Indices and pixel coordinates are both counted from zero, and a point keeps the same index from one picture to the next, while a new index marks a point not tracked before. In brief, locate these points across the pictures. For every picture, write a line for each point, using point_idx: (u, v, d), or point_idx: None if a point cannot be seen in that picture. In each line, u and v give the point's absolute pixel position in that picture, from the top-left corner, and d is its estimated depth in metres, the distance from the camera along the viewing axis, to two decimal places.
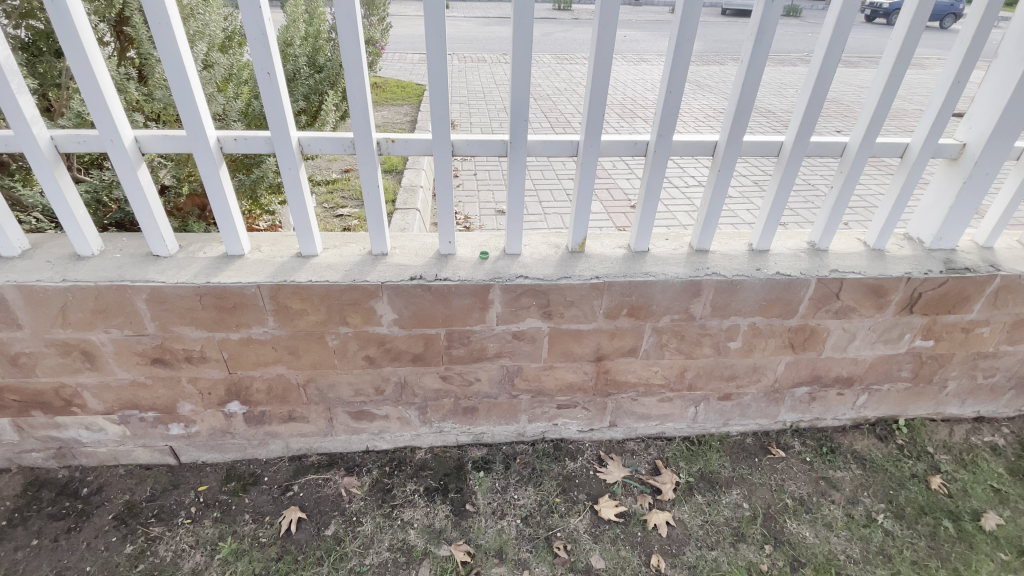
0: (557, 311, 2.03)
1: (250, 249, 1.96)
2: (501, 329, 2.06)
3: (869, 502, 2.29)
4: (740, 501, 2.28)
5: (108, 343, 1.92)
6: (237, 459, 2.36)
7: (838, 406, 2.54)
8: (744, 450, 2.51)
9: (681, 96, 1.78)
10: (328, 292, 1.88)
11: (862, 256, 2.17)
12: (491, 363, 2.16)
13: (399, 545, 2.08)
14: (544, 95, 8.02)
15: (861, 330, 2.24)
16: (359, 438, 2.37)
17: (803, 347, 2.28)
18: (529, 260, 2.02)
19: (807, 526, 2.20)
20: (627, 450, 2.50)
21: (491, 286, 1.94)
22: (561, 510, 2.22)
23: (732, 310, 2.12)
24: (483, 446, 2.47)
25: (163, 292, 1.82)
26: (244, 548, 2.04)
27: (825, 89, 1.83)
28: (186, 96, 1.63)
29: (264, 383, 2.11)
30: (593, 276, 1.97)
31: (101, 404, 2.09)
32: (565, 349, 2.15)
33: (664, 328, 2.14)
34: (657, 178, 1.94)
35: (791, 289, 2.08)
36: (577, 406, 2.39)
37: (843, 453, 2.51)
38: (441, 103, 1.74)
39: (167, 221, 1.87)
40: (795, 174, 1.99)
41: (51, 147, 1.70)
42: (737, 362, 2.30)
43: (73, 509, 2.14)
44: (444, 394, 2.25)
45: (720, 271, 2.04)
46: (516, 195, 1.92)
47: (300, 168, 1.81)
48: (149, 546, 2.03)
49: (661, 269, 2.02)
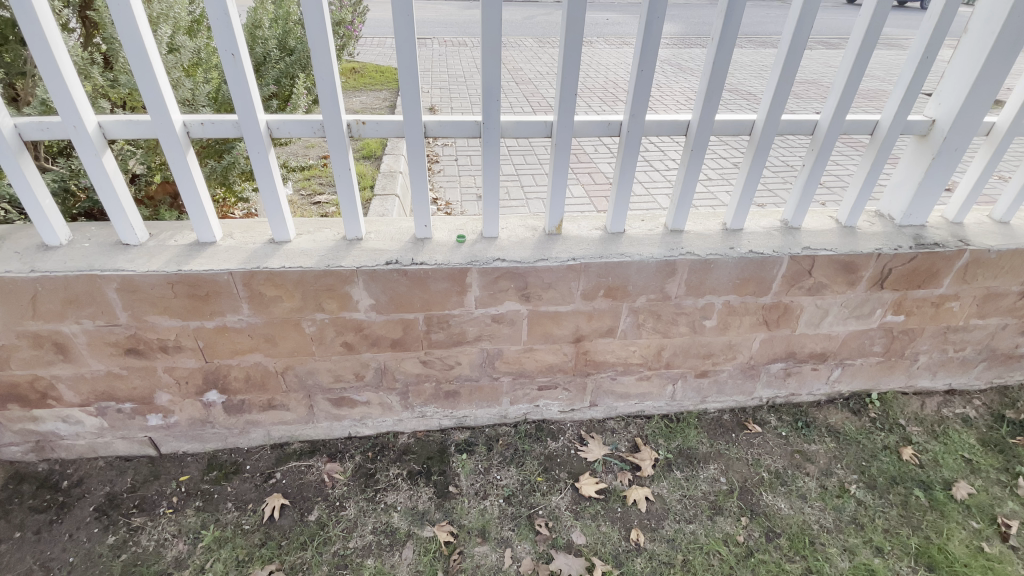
0: (535, 293, 2.04)
1: (222, 237, 1.94)
2: (480, 312, 2.06)
3: (842, 473, 2.36)
4: (717, 476, 2.33)
5: (80, 334, 1.89)
6: (219, 448, 2.35)
7: (813, 381, 2.60)
8: (722, 427, 2.56)
9: (653, 75, 1.78)
10: (304, 278, 1.87)
11: (834, 233, 2.20)
12: (471, 346, 2.17)
13: (383, 527, 2.10)
14: (526, 78, 7.94)
15: (833, 306, 2.29)
16: (341, 424, 2.37)
17: (777, 324, 2.32)
18: (506, 243, 2.02)
19: (782, 498, 2.26)
20: (607, 429, 2.54)
21: (468, 269, 1.94)
22: (542, 489, 2.26)
23: (707, 288, 2.14)
24: (466, 429, 2.49)
25: (134, 281, 1.80)
26: (227, 536, 2.05)
27: (796, 67, 1.83)
28: (148, 80, 1.59)
29: (242, 371, 2.10)
30: (569, 258, 1.98)
31: (77, 397, 2.07)
32: (544, 331, 2.17)
33: (641, 308, 2.16)
34: (632, 159, 1.94)
35: (764, 267, 2.11)
36: (557, 387, 2.41)
37: (817, 427, 2.57)
38: (412, 85, 1.71)
39: (136, 209, 1.84)
40: (768, 152, 2.01)
41: (14, 135, 1.66)
42: (713, 340, 2.33)
43: (53, 502, 2.12)
44: (425, 378, 2.25)
45: (695, 250, 2.06)
46: (491, 178, 1.91)
47: (270, 152, 1.79)
48: (131, 536, 2.03)
49: (637, 250, 2.04)
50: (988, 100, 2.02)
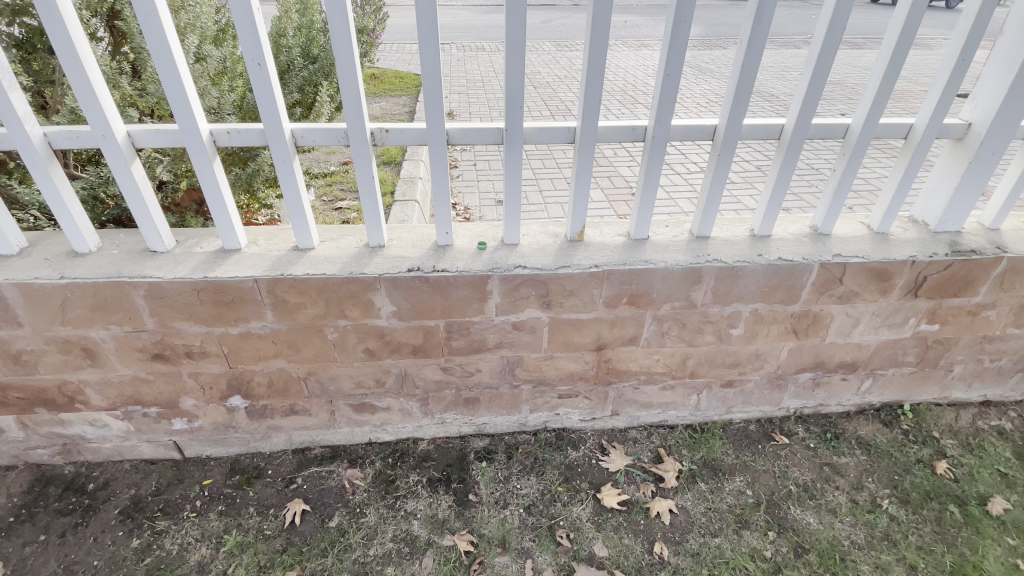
0: (556, 301, 2.02)
1: (247, 244, 1.95)
2: (501, 319, 2.04)
3: (874, 487, 2.28)
4: (743, 489, 2.28)
5: (108, 339, 1.92)
6: (241, 453, 2.37)
7: (842, 392, 2.53)
8: (747, 437, 2.50)
9: (679, 79, 1.74)
10: (326, 285, 1.87)
11: (866, 240, 2.14)
12: (492, 354, 2.15)
13: (403, 535, 2.09)
14: (544, 82, 7.94)
15: (865, 315, 2.22)
16: (361, 430, 2.38)
17: (806, 333, 2.25)
18: (528, 250, 2.00)
19: (811, 512, 2.19)
20: (629, 439, 2.50)
21: (489, 276, 1.92)
22: (563, 499, 2.22)
23: (733, 296, 2.09)
24: (486, 436, 2.47)
25: (161, 288, 1.82)
26: (249, 541, 2.06)
27: (827, 70, 1.79)
28: (176, 89, 1.61)
29: (265, 377, 2.12)
30: (592, 265, 1.95)
31: (104, 401, 2.10)
32: (565, 338, 2.14)
33: (665, 316, 2.12)
34: (656, 165, 1.91)
35: (793, 275, 2.06)
36: (578, 396, 2.38)
37: (847, 439, 2.49)
38: (435, 92, 1.70)
39: (163, 217, 1.86)
40: (797, 157, 1.96)
41: (45, 144, 1.68)
42: (739, 349, 2.28)
43: (81, 504, 2.16)
44: (445, 385, 2.24)
45: (721, 257, 2.01)
46: (513, 184, 1.89)
47: (294, 160, 1.79)
48: (155, 539, 2.05)
49: (661, 257, 2.00)
50: None
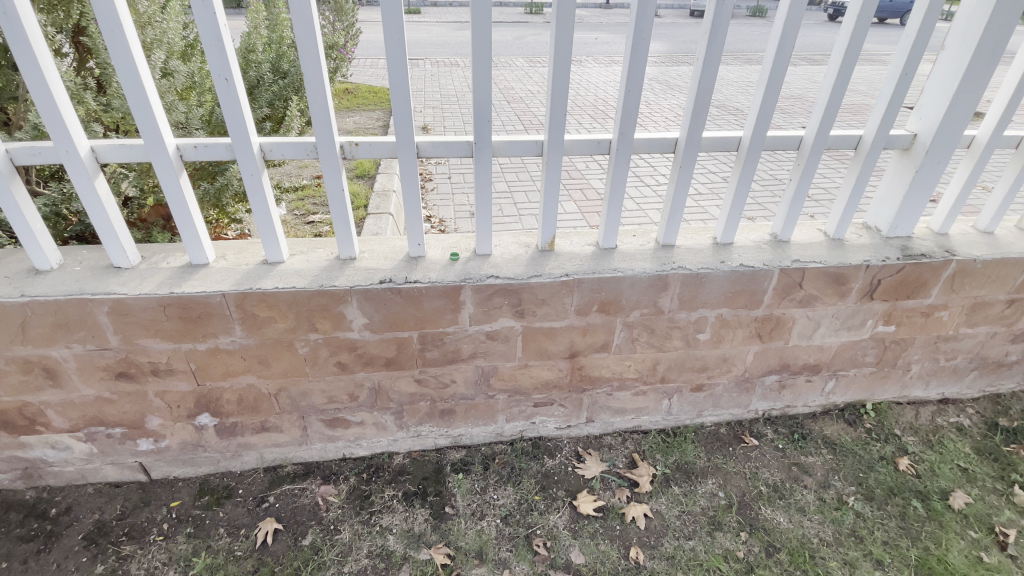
0: (529, 309, 2.05)
1: (215, 258, 1.93)
2: (474, 329, 2.06)
3: (840, 485, 2.36)
4: (715, 491, 2.32)
5: (70, 358, 1.87)
6: (210, 473, 2.32)
7: (808, 393, 2.61)
8: (719, 440, 2.56)
9: (640, 94, 1.82)
10: (296, 298, 1.86)
11: (824, 246, 2.23)
12: (466, 364, 2.16)
13: (378, 551, 2.06)
14: (518, 97, 8.08)
15: (825, 318, 2.31)
16: (335, 445, 2.35)
17: (770, 336, 2.33)
18: (499, 260, 2.03)
19: (781, 511, 2.25)
20: (604, 445, 2.53)
21: (461, 286, 1.94)
22: (540, 507, 2.23)
23: (699, 302, 2.16)
24: (462, 448, 2.47)
25: (125, 304, 1.78)
26: (219, 563, 2.00)
27: (779, 84, 1.88)
28: (142, 104, 1.60)
29: (235, 394, 2.08)
30: (562, 274, 1.99)
31: (66, 422, 2.03)
32: (538, 347, 2.17)
33: (635, 322, 2.17)
34: (622, 176, 1.97)
35: (755, 280, 2.13)
36: (553, 404, 2.40)
37: (814, 438, 2.57)
38: (404, 106, 1.73)
39: (128, 232, 1.83)
40: (755, 168, 2.04)
41: (6, 161, 1.65)
42: (707, 353, 2.34)
43: (41, 531, 2.07)
44: (420, 397, 2.24)
45: (686, 265, 2.08)
46: (483, 196, 1.93)
47: (262, 174, 1.79)
48: (120, 565, 1.98)
49: (629, 265, 2.05)
50: (967, 115, 2.07)
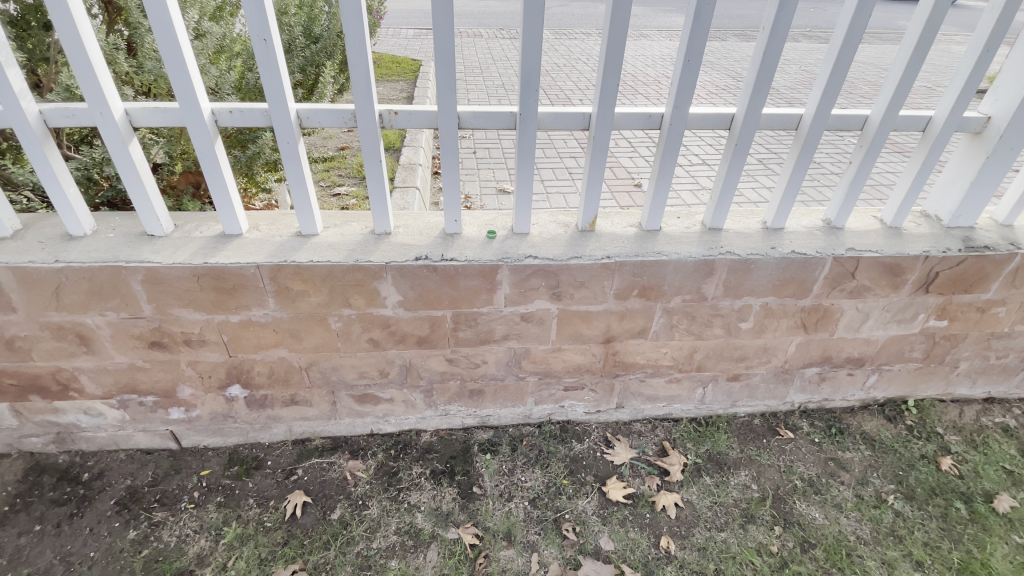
0: (566, 292, 1.97)
1: (249, 229, 1.89)
2: (509, 310, 1.99)
3: (879, 483, 2.28)
4: (748, 483, 2.27)
5: (104, 326, 1.85)
6: (240, 443, 2.33)
7: (848, 386, 2.51)
8: (752, 431, 2.49)
9: (699, 66, 1.68)
10: (331, 272, 1.81)
11: (880, 234, 2.11)
12: (498, 345, 2.11)
13: (406, 528, 2.05)
14: (544, 70, 7.85)
15: (875, 310, 2.20)
16: (363, 421, 2.33)
17: (815, 328, 2.24)
18: (538, 240, 1.95)
19: (816, 507, 2.19)
20: (634, 432, 2.48)
21: (499, 266, 1.87)
22: (569, 492, 2.20)
23: (745, 290, 2.07)
24: (489, 428, 2.44)
25: (159, 273, 1.75)
26: (250, 533, 2.02)
27: (850, 59, 1.73)
28: (177, 65, 1.52)
29: (266, 366, 2.07)
30: (604, 256, 1.91)
31: (99, 388, 2.04)
32: (574, 330, 2.10)
33: (675, 309, 2.09)
34: (672, 154, 1.86)
35: (806, 269, 2.03)
36: (584, 388, 2.35)
37: (851, 434, 2.49)
38: (447, 72, 1.63)
39: (162, 200, 1.78)
40: (814, 149, 1.91)
41: (40, 122, 1.58)
42: (747, 343, 2.26)
43: (75, 494, 2.10)
44: (449, 376, 2.20)
45: (735, 250, 1.98)
46: (525, 172, 1.83)
47: (299, 142, 1.72)
48: (153, 531, 2.01)
49: (674, 248, 1.96)
50: None
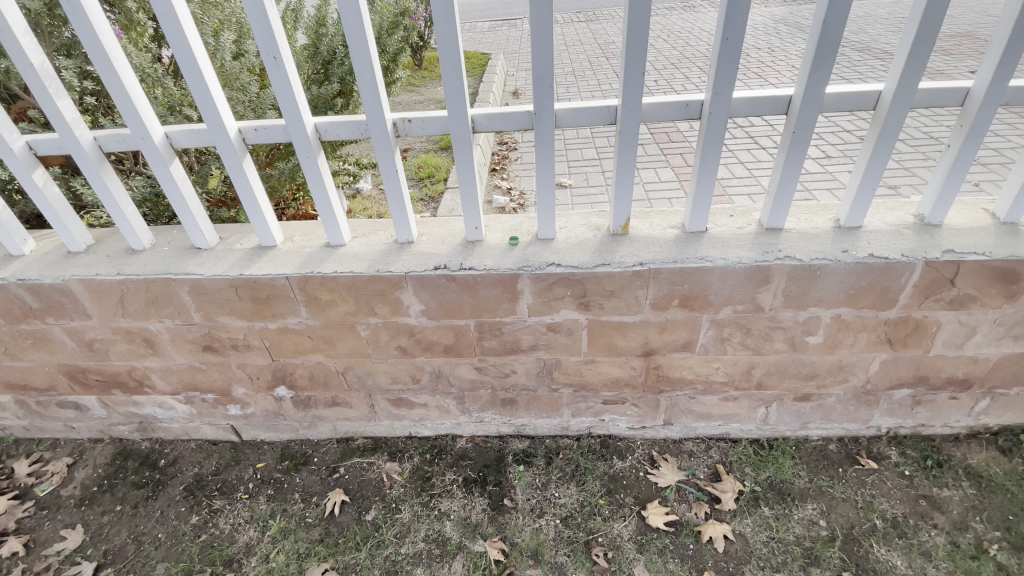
0: (595, 302, 1.82)
1: (283, 240, 1.96)
2: (535, 320, 1.89)
3: (981, 528, 1.86)
4: (815, 518, 1.99)
5: (164, 331, 2.03)
6: (291, 439, 2.47)
7: (951, 412, 2.09)
8: (826, 459, 2.18)
9: (741, 44, 1.45)
10: (354, 282, 1.83)
11: (992, 231, 1.71)
12: (527, 356, 2.01)
13: (435, 536, 2.05)
14: (617, 53, 7.49)
15: (984, 324, 1.80)
16: (401, 424, 2.36)
17: (904, 344, 1.88)
18: (564, 245, 1.82)
19: (899, 553, 1.85)
20: (684, 452, 2.28)
21: (519, 275, 1.77)
22: (604, 513, 2.07)
23: (810, 300, 1.78)
24: (526, 438, 2.36)
25: (202, 284, 1.87)
26: (292, 527, 2.13)
27: (943, 19, 1.39)
28: (201, 89, 1.60)
29: (306, 370, 2.15)
30: (636, 263, 1.73)
31: (168, 385, 2.25)
32: (607, 342, 1.95)
33: (724, 320, 1.86)
34: (714, 146, 1.63)
35: (888, 275, 1.70)
36: (625, 403, 2.19)
37: (952, 467, 2.07)
38: (453, 76, 1.55)
39: (205, 215, 1.90)
40: (897, 132, 1.58)
41: (95, 148, 1.74)
42: (817, 359, 1.96)
43: (152, 478, 2.36)
44: (480, 384, 2.15)
45: (796, 254, 1.70)
46: (546, 174, 1.71)
47: (319, 155, 1.74)
48: (211, 517, 2.19)
49: (720, 253, 1.73)
50: None
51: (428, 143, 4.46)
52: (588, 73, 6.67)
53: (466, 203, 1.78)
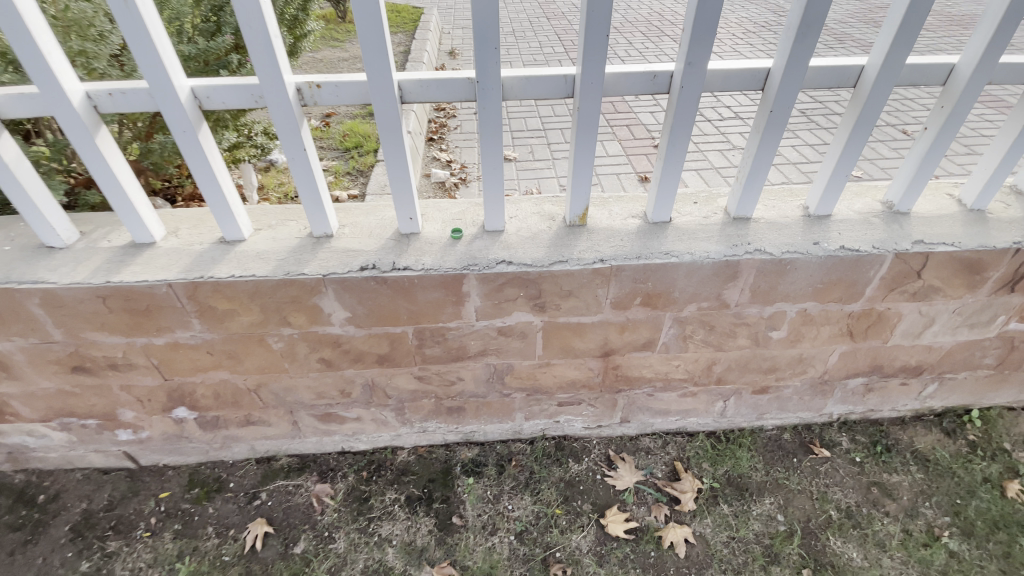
0: (551, 303, 1.60)
1: (166, 235, 1.57)
2: (482, 325, 1.65)
3: (931, 515, 1.89)
4: (773, 514, 1.95)
5: (15, 351, 1.61)
6: (202, 462, 2.12)
7: (899, 396, 2.10)
8: (781, 449, 2.14)
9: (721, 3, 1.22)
10: (259, 288, 1.49)
11: (956, 220, 1.65)
12: (474, 362, 1.78)
13: (375, 566, 1.82)
14: (560, 14, 7.11)
15: (941, 314, 1.76)
16: (332, 439, 2.08)
17: (864, 336, 1.83)
18: (514, 238, 1.57)
19: (855, 545, 1.85)
20: (641, 449, 2.17)
21: (464, 275, 1.51)
22: (561, 525, 1.92)
23: (777, 296, 1.66)
24: (474, 445, 2.15)
25: (57, 294, 1.47)
26: (204, 570, 1.82)
27: None
28: (21, 35, 1.19)
29: (210, 389, 1.80)
30: (596, 260, 1.52)
31: (33, 413, 1.83)
32: (563, 344, 1.75)
33: (688, 318, 1.71)
34: (684, 125, 1.41)
35: (857, 269, 1.60)
36: (581, 404, 2.03)
37: (900, 452, 2.09)
38: (374, 30, 1.23)
39: (55, 205, 1.48)
40: (878, 113, 1.44)
41: None
42: (778, 353, 1.87)
43: (25, 521, 1.95)
44: (422, 394, 1.90)
45: (766, 248, 1.56)
46: (494, 156, 1.44)
47: (201, 129, 1.37)
48: (103, 564, 1.84)
49: (687, 247, 1.55)
50: None
51: (355, 109, 3.99)
52: (530, 34, 6.28)
53: (395, 189, 1.48)
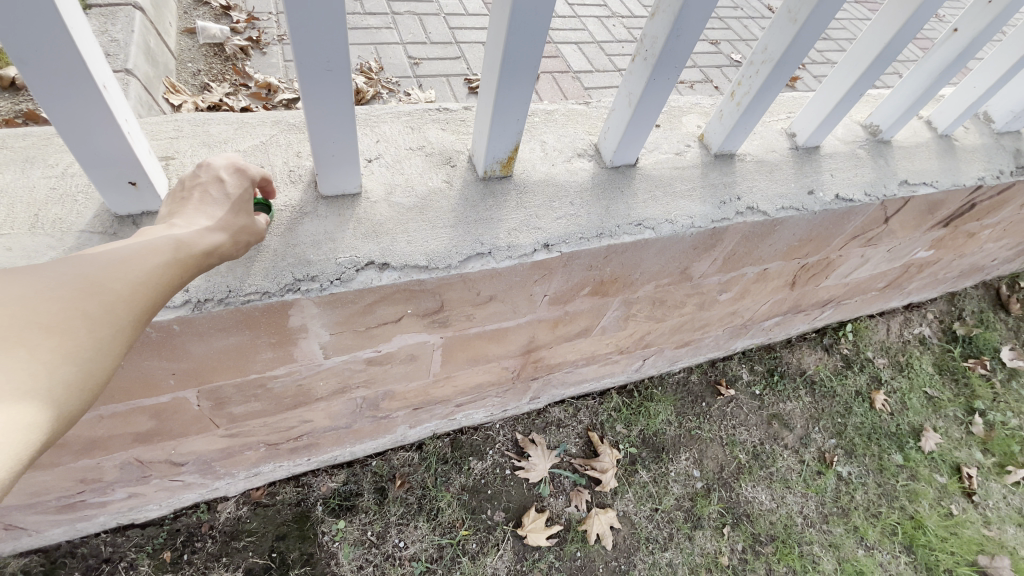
0: (456, 315, 0.96)
1: None
2: (337, 361, 0.95)
3: (820, 439, 1.94)
4: (690, 470, 1.80)
5: None
6: None
7: (799, 322, 1.99)
8: (690, 394, 1.98)
9: None
10: None
11: (931, 149, 1.35)
12: (329, 401, 1.09)
13: None
14: None
15: (878, 254, 1.58)
16: (94, 523, 1.28)
17: (803, 283, 1.58)
18: (382, 212, 0.82)
19: (762, 487, 1.80)
20: (550, 424, 1.81)
21: (289, 303, 0.75)
22: (470, 550, 1.51)
23: (748, 260, 1.25)
24: (338, 469, 1.55)
25: None
26: None
27: None
28: None
29: None
30: (535, 246, 0.87)
31: None
32: (471, 355, 1.14)
33: (639, 299, 1.22)
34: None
35: (838, 222, 1.25)
36: (483, 399, 1.51)
37: (791, 377, 2.09)
38: None
39: None
40: None
41: None
42: (716, 312, 1.54)
43: None
44: (242, 448, 1.17)
45: (757, 203, 1.08)
46: (326, 36, 0.61)
47: None
48: None
49: (662, 208, 0.99)
50: None
51: None
52: None
53: (38, 83, 0.59)
